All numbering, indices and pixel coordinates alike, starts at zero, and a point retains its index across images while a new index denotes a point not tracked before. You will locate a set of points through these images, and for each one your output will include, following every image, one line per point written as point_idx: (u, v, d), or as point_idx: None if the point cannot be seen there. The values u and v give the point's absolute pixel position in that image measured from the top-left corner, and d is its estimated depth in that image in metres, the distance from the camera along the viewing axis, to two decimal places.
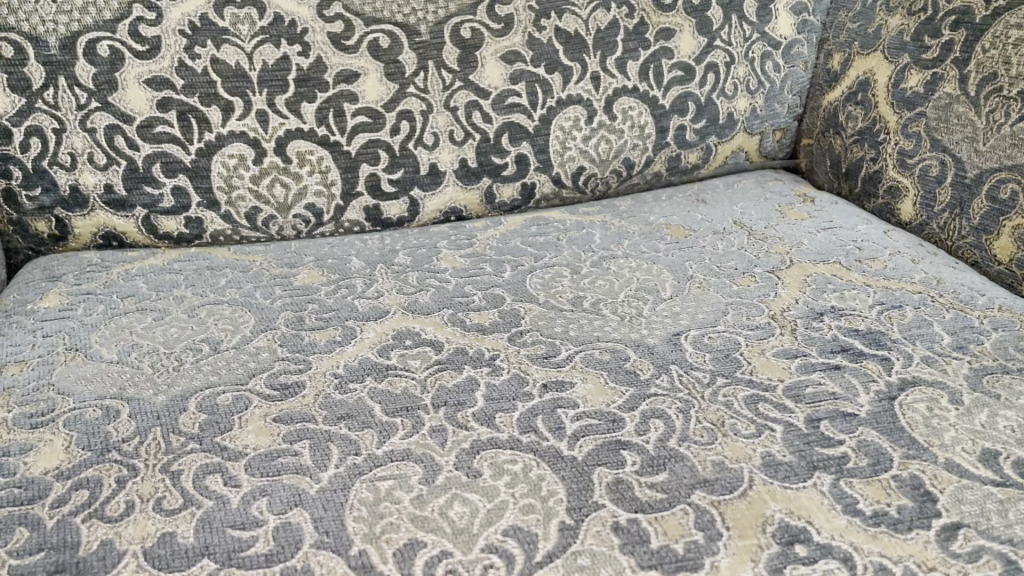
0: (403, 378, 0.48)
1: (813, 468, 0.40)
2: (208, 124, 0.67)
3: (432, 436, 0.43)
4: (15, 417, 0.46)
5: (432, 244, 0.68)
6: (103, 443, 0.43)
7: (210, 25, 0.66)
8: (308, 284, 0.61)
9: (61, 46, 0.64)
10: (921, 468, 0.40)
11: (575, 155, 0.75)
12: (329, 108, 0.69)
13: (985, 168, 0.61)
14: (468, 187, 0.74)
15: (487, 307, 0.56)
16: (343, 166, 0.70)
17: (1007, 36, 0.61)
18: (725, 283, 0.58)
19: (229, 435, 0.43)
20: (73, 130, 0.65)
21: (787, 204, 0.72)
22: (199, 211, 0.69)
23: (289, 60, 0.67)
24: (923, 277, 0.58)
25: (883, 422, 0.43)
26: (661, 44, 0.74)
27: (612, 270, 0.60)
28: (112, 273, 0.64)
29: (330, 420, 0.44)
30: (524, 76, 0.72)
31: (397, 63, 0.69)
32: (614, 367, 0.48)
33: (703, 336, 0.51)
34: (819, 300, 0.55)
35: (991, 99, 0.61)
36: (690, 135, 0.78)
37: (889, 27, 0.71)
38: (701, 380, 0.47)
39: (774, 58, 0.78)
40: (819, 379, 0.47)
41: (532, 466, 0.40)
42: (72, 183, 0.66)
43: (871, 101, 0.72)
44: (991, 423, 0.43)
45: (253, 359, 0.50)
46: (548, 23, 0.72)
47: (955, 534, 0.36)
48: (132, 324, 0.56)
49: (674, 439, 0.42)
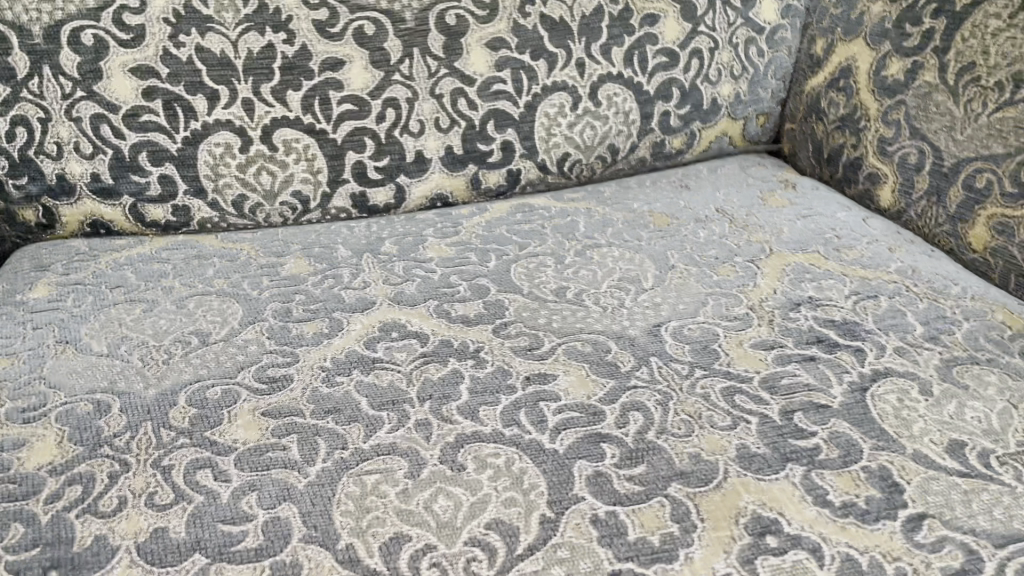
0: (389, 371, 0.49)
1: (786, 460, 0.41)
2: (194, 113, 0.67)
3: (418, 429, 0.44)
4: (8, 411, 0.47)
5: (418, 232, 0.69)
6: (95, 438, 0.44)
7: (194, 13, 0.66)
8: (295, 275, 0.61)
9: (45, 35, 0.63)
10: (890, 460, 0.41)
11: (560, 141, 0.76)
12: (315, 96, 0.69)
13: (962, 157, 0.62)
14: (454, 174, 0.74)
15: (472, 298, 0.57)
16: (329, 153, 0.71)
17: (986, 26, 0.62)
18: (705, 272, 0.59)
19: (219, 429, 0.44)
20: (59, 119, 0.65)
21: (768, 190, 0.73)
22: (186, 199, 0.69)
23: (274, 48, 0.67)
24: (898, 266, 0.59)
25: (854, 414, 0.44)
26: (646, 30, 0.75)
27: (595, 260, 0.61)
28: (100, 262, 0.65)
29: (317, 414, 0.45)
30: (509, 63, 0.72)
31: (382, 51, 0.69)
32: (596, 359, 0.49)
33: (683, 327, 0.52)
34: (797, 290, 0.56)
35: (970, 88, 0.62)
36: (674, 120, 0.79)
37: (872, 14, 0.72)
38: (680, 372, 0.48)
39: (758, 44, 0.79)
40: (794, 371, 0.48)
41: (514, 459, 0.42)
42: (59, 172, 0.67)
43: (852, 88, 0.73)
44: (959, 414, 0.44)
45: (241, 352, 0.51)
46: (533, 9, 0.72)
47: (920, 525, 0.38)
48: (122, 315, 0.56)
49: (652, 432, 0.43)
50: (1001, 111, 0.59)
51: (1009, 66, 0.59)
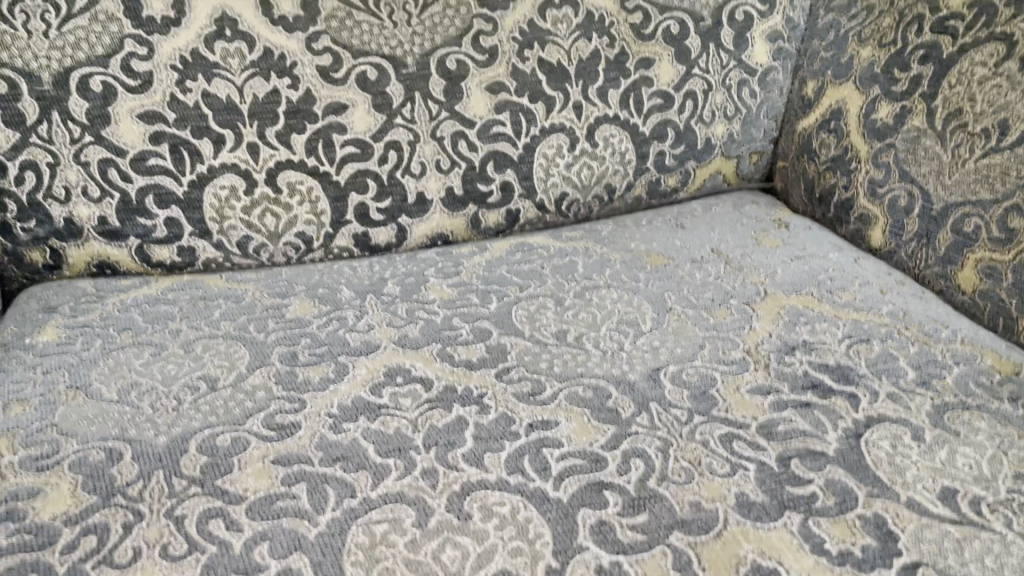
0: (395, 417, 0.50)
1: (784, 508, 0.43)
2: (200, 156, 0.68)
3: (424, 477, 0.45)
4: (21, 459, 0.47)
5: (420, 272, 0.70)
6: (108, 487, 0.45)
7: (201, 59, 0.67)
8: (301, 317, 0.62)
9: (54, 82, 0.65)
10: (884, 507, 0.43)
11: (558, 181, 0.78)
12: (318, 139, 0.71)
13: (950, 201, 0.64)
14: (454, 213, 0.76)
15: (474, 341, 0.58)
16: (332, 195, 0.72)
17: (972, 74, 0.64)
18: (702, 315, 0.60)
19: (230, 477, 0.46)
20: (67, 163, 0.66)
21: (762, 230, 0.75)
22: (191, 240, 0.70)
23: (279, 93, 0.69)
24: (890, 308, 0.61)
25: (849, 460, 0.46)
26: (641, 73, 0.77)
27: (594, 302, 0.63)
28: (107, 304, 0.66)
29: (326, 461, 0.46)
30: (507, 106, 0.74)
31: (385, 95, 0.71)
32: (597, 405, 0.51)
33: (681, 372, 0.54)
34: (791, 333, 0.57)
35: (957, 134, 0.64)
36: (669, 160, 0.80)
37: (860, 59, 0.74)
38: (679, 418, 0.49)
39: (750, 85, 0.81)
40: (790, 416, 0.49)
41: (519, 508, 0.43)
42: (67, 215, 0.68)
43: (843, 130, 0.75)
44: (950, 461, 0.46)
45: (249, 398, 0.53)
46: (532, 54, 0.74)
47: (914, 572, 0.39)
48: (130, 360, 0.57)
49: (653, 479, 0.45)
50: (987, 158, 0.61)
51: (994, 114, 0.61)
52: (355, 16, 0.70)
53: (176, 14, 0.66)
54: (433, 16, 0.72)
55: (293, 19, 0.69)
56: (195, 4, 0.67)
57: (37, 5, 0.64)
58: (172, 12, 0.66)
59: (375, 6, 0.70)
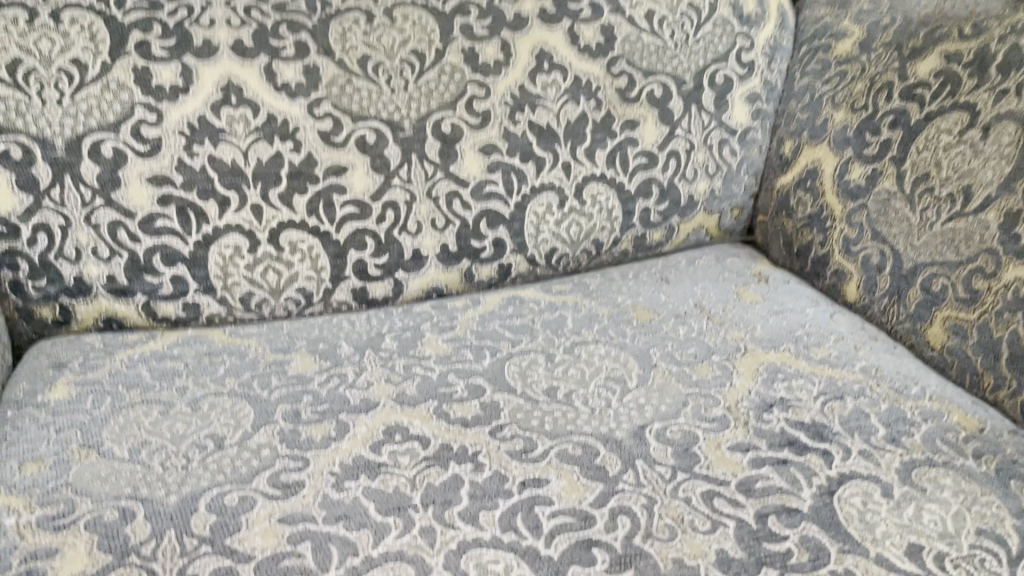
0: (395, 476, 0.53)
1: (760, 565, 0.46)
2: (205, 217, 0.72)
3: (422, 535, 0.48)
4: (38, 518, 0.50)
5: (416, 327, 0.73)
6: (123, 546, 0.48)
7: (207, 125, 0.71)
8: (303, 374, 0.65)
9: (67, 147, 0.68)
10: (855, 563, 0.46)
11: (548, 237, 0.81)
12: (319, 200, 0.74)
13: (919, 261, 0.67)
14: (449, 268, 0.79)
15: (469, 398, 0.61)
16: (332, 252, 0.75)
17: (938, 140, 0.68)
18: (685, 372, 0.63)
19: (238, 536, 0.48)
20: (78, 225, 0.69)
21: (743, 284, 0.78)
22: (196, 296, 0.73)
23: (282, 156, 0.73)
24: (863, 365, 0.64)
25: (822, 517, 0.49)
26: (627, 134, 0.81)
27: (583, 358, 0.66)
28: (115, 360, 0.69)
29: (330, 519, 0.49)
30: (499, 166, 0.78)
31: (383, 157, 0.75)
32: (586, 463, 0.53)
33: (665, 430, 0.57)
34: (769, 391, 0.61)
35: (924, 198, 0.68)
36: (654, 216, 0.84)
37: (834, 122, 0.78)
38: (663, 475, 0.52)
39: (731, 144, 0.85)
40: (767, 474, 0.52)
41: (513, 566, 0.46)
42: (77, 274, 0.70)
43: (819, 189, 0.79)
44: (917, 517, 0.49)
45: (255, 456, 0.55)
46: (522, 116, 0.78)
47: None
48: (140, 418, 0.60)
49: (639, 536, 0.48)
50: (953, 222, 0.65)
51: (958, 180, 0.65)
52: (355, 83, 0.74)
53: (184, 82, 0.70)
54: (428, 82, 0.76)
55: (296, 87, 0.72)
56: (202, 73, 0.71)
57: (51, 74, 0.67)
58: (180, 80, 0.70)
59: (374, 73, 0.74)
